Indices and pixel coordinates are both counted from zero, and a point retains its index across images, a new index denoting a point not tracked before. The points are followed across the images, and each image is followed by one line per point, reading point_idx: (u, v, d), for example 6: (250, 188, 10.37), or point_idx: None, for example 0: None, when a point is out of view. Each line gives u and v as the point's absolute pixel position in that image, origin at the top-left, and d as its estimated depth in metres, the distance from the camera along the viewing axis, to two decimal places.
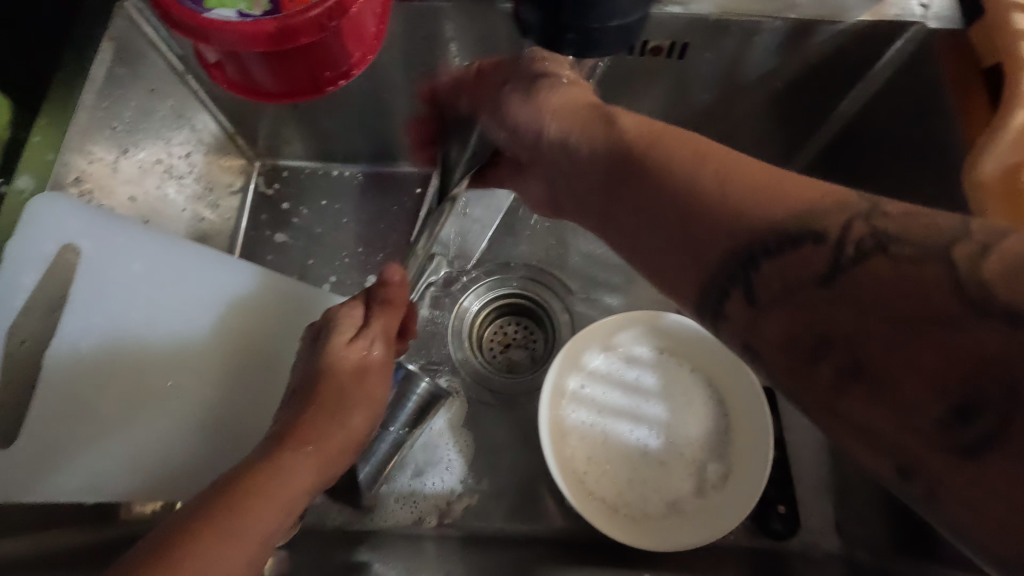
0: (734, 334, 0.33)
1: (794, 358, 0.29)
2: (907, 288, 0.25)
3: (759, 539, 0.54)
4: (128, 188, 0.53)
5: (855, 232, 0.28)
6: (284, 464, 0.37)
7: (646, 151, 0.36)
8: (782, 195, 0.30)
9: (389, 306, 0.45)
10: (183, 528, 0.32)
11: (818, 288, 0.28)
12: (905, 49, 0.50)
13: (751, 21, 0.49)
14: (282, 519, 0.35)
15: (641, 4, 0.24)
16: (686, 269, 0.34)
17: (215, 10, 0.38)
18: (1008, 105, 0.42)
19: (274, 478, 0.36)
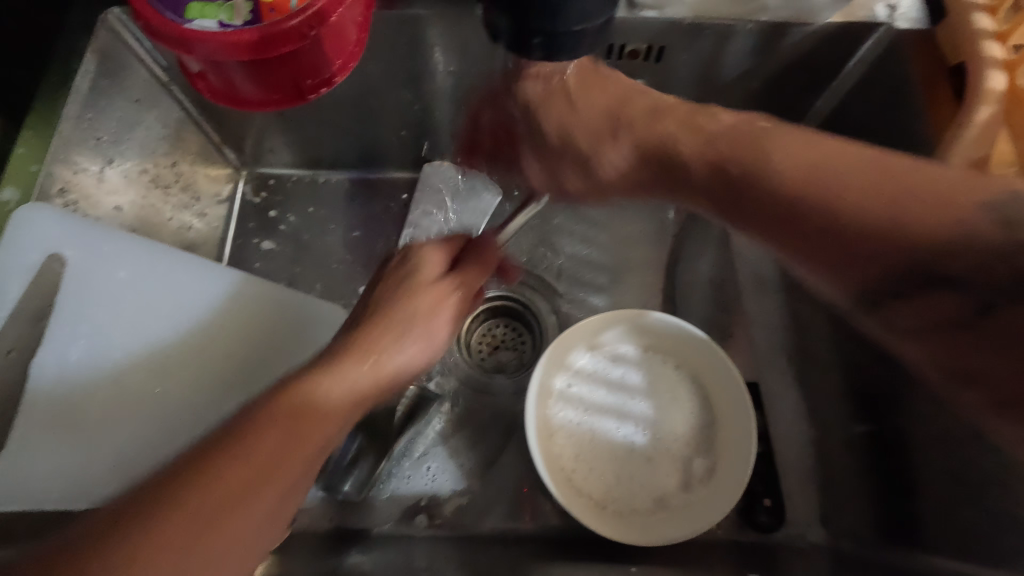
0: (892, 323, 0.40)
1: (931, 339, 0.38)
2: (992, 247, 0.34)
3: (745, 532, 0.55)
4: (114, 198, 0.54)
5: (958, 209, 0.34)
6: (316, 396, 0.36)
7: (736, 159, 0.41)
8: (892, 176, 0.37)
9: (473, 265, 0.45)
10: (203, 451, 0.33)
11: (922, 276, 0.36)
12: (874, 51, 0.51)
13: (724, 23, 0.51)
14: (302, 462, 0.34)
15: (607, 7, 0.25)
16: (838, 276, 0.39)
17: (196, 21, 0.39)
18: (971, 101, 0.43)
19: (304, 416, 0.35)
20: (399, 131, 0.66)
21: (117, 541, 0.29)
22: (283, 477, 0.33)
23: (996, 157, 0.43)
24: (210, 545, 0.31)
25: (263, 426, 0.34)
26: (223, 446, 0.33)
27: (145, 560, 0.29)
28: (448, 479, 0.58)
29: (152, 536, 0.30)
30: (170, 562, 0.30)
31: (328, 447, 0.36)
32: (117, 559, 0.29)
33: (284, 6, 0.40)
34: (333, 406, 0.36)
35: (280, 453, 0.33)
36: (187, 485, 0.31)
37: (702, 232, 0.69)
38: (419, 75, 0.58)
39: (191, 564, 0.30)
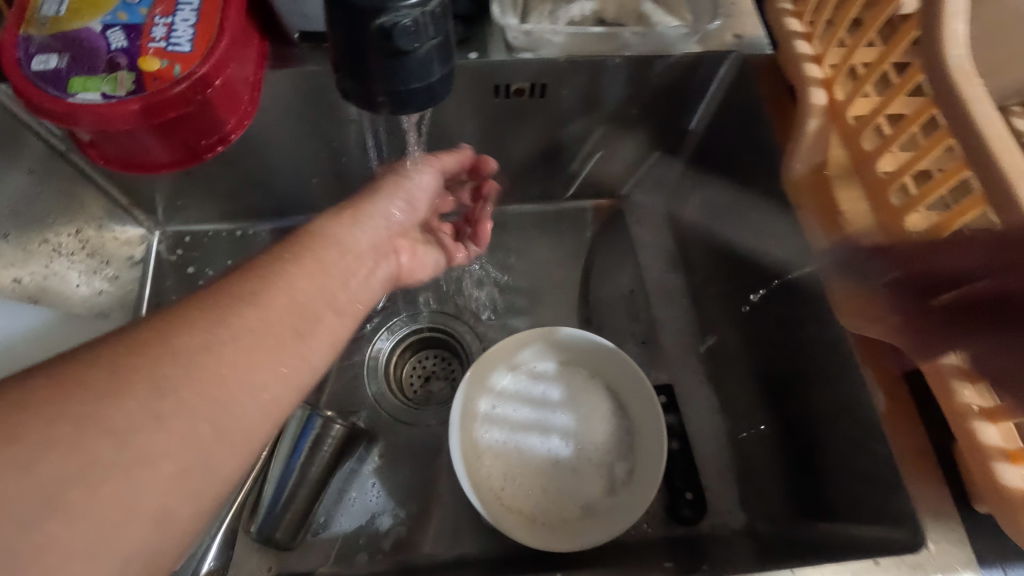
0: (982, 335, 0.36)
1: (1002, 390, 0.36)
2: None
3: (671, 527, 0.58)
4: (12, 270, 0.54)
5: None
6: (261, 270, 0.37)
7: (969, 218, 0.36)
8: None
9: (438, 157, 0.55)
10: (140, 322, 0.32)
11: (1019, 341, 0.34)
12: (730, 74, 0.58)
13: (594, 60, 0.55)
14: (230, 335, 0.33)
15: (441, 67, 0.29)
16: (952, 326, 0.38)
17: (79, 94, 0.41)
18: (800, 117, 0.48)
19: (245, 288, 0.35)
20: (312, 178, 0.67)
21: (157, 327, 0.31)
22: (290, 295, 0.36)
23: (834, 160, 0.47)
24: (234, 322, 0.33)
25: (257, 268, 0.37)
26: (229, 279, 0.36)
27: (173, 337, 0.31)
28: (386, 513, 0.59)
29: (182, 321, 0.32)
30: (200, 335, 0.32)
31: (332, 273, 0.40)
32: (155, 336, 0.31)
33: (167, 75, 0.42)
34: (282, 286, 0.36)
35: (288, 275, 0.37)
36: (212, 294, 0.34)
37: (612, 248, 0.74)
38: (323, 126, 0.60)
39: (218, 338, 0.32)
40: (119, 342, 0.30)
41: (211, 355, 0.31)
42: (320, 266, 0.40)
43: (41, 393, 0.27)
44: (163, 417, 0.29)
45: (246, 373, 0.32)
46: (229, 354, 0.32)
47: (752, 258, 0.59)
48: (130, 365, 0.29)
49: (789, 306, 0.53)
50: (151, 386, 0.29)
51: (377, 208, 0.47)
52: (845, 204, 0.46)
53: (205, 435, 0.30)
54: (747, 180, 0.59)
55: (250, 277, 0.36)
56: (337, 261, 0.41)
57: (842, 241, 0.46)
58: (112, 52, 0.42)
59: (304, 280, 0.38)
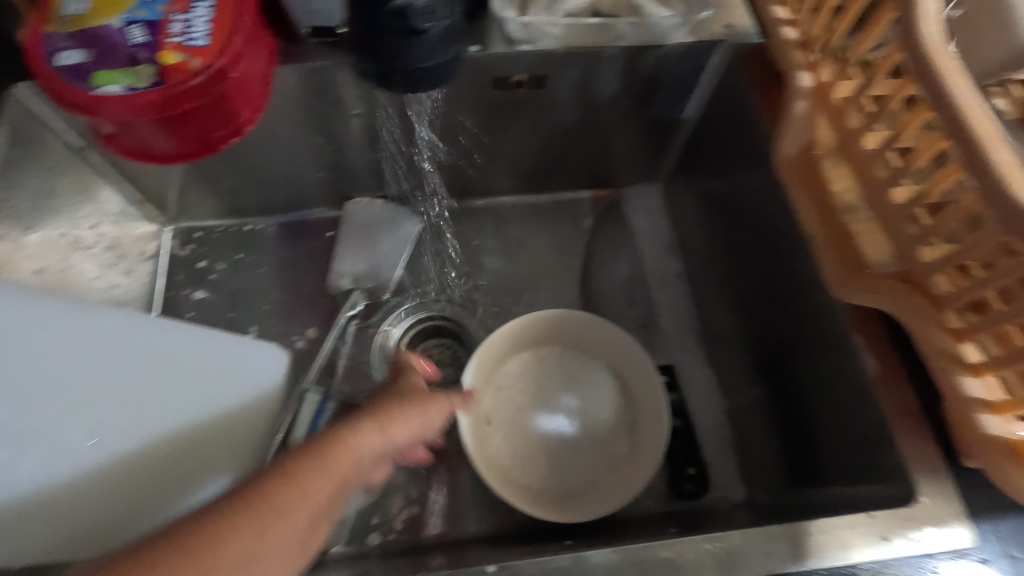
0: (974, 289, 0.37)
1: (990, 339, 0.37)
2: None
3: (675, 501, 0.60)
4: (34, 262, 0.56)
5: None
6: (296, 479, 0.34)
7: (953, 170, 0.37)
8: None
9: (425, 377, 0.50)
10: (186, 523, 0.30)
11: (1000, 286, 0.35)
12: (721, 61, 0.60)
13: (591, 51, 0.57)
14: (262, 554, 0.31)
15: (448, 46, 0.31)
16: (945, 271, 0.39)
17: (103, 87, 0.43)
18: (789, 99, 0.50)
19: (284, 498, 0.33)
20: (318, 172, 0.69)
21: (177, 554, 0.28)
22: (317, 507, 0.34)
23: (820, 139, 0.49)
24: (262, 550, 0.31)
25: (298, 473, 0.34)
26: (254, 484, 0.33)
27: (215, 549, 0.29)
28: (398, 494, 0.61)
29: (221, 530, 0.30)
30: (240, 550, 0.30)
31: (344, 496, 0.37)
32: (199, 542, 0.29)
33: (186, 67, 0.44)
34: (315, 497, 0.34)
35: (315, 486, 0.35)
36: (231, 518, 0.31)
37: (609, 237, 0.76)
38: (329, 122, 0.62)
39: (250, 554, 0.30)
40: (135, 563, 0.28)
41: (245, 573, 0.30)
42: (338, 483, 0.36)
43: None
44: None
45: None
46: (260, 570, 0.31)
47: (744, 238, 0.61)
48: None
49: (780, 281, 0.55)
50: None
51: (401, 424, 0.42)
52: (833, 182, 0.48)
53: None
54: (736, 164, 0.61)
55: (270, 491, 0.33)
56: (354, 474, 0.37)
57: (831, 216, 0.48)
58: (132, 47, 0.44)
59: (327, 495, 0.35)
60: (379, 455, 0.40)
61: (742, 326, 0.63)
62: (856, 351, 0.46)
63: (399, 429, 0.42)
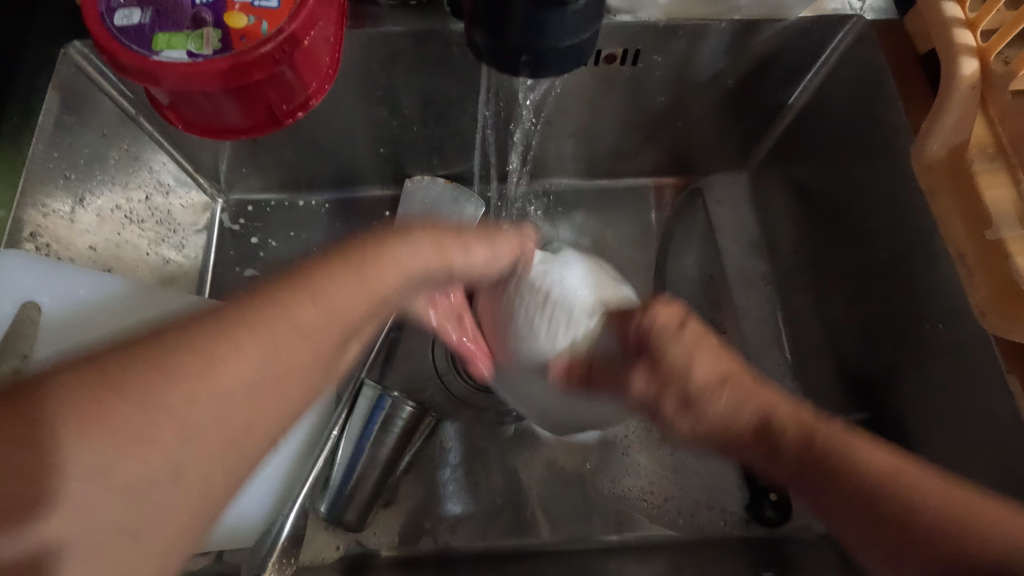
0: None
1: None
2: None
3: (752, 527, 0.56)
4: (87, 237, 0.53)
5: None
6: (317, 281, 0.32)
7: None
8: None
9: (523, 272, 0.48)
10: (204, 320, 0.28)
11: None
12: (846, 41, 0.52)
13: (698, 24, 0.50)
14: (253, 362, 0.28)
15: (585, 25, 0.29)
16: None
17: (164, 52, 0.38)
18: (945, 92, 0.43)
19: (298, 296, 0.30)
20: (377, 148, 0.64)
21: (184, 341, 0.27)
22: (340, 310, 0.32)
23: (976, 140, 0.42)
24: (276, 359, 0.28)
25: (322, 277, 0.32)
26: (270, 288, 0.30)
27: (220, 348, 0.27)
28: (455, 499, 0.57)
29: (232, 329, 0.28)
30: (246, 368, 0.28)
31: (378, 302, 0.35)
32: (200, 346, 0.27)
33: (255, 33, 0.39)
34: (336, 300, 0.32)
35: (329, 289, 0.32)
36: (242, 315, 0.28)
37: (685, 231, 0.69)
38: (394, 94, 0.57)
39: (258, 374, 0.28)
40: (152, 339, 0.27)
41: (244, 391, 0.27)
42: (369, 292, 0.33)
43: (67, 425, 0.24)
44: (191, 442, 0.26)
45: (272, 412, 0.29)
46: (257, 380, 0.28)
47: (855, 247, 0.53)
48: (175, 395, 0.26)
49: (901, 298, 0.49)
50: (182, 426, 0.26)
51: (461, 252, 0.41)
52: (984, 190, 0.41)
53: (249, 431, 0.28)
54: (851, 160, 0.53)
55: (266, 304, 0.29)
56: (386, 293, 0.35)
57: (981, 232, 0.41)
58: (196, 8, 0.39)
59: (356, 298, 0.33)
60: (429, 274, 0.39)
61: (840, 342, 0.56)
62: (1012, 397, 0.40)
63: (457, 254, 0.40)
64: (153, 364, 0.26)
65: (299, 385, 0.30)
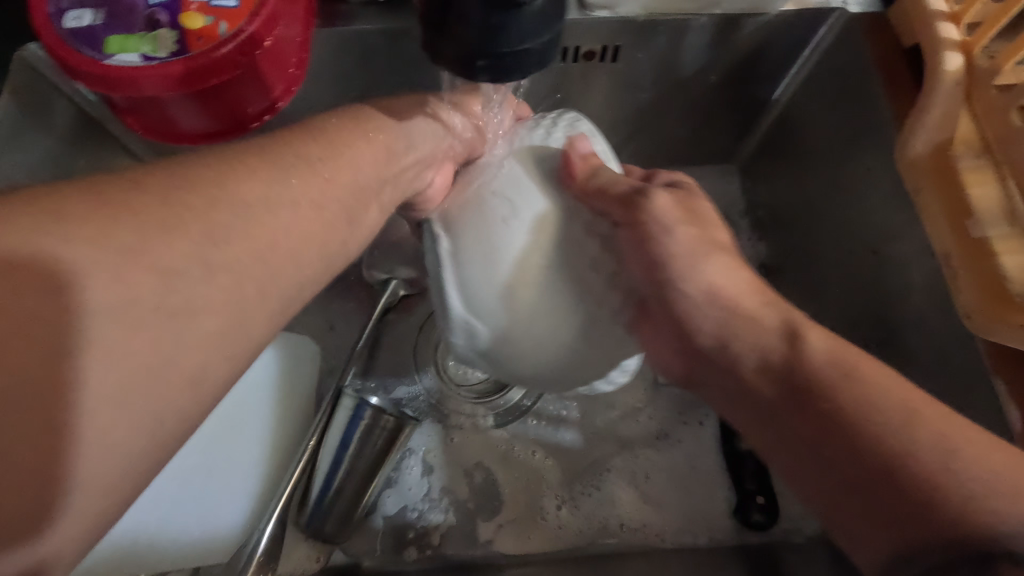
0: None
1: None
2: None
3: (744, 533, 0.55)
4: None
5: None
6: (346, 156, 0.36)
7: None
8: None
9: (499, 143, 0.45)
10: (236, 148, 0.31)
11: None
12: (830, 34, 0.51)
13: (677, 18, 0.49)
14: (286, 199, 0.31)
15: (539, 28, 0.28)
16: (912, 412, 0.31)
17: (116, 56, 0.36)
18: (929, 85, 0.42)
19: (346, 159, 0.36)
20: None
21: (224, 161, 0.30)
22: (359, 168, 0.36)
23: (959, 138, 0.42)
24: (295, 198, 0.31)
25: (349, 144, 0.36)
26: (292, 141, 0.34)
27: (235, 179, 0.29)
28: (440, 508, 0.56)
29: (271, 158, 0.32)
30: (298, 220, 0.31)
31: (391, 171, 0.39)
32: (219, 165, 0.29)
33: (213, 34, 0.37)
34: (360, 156, 0.36)
35: (353, 156, 0.36)
36: (274, 147, 0.32)
37: None
38: (370, 94, 0.55)
39: (283, 193, 0.31)
40: (164, 167, 0.29)
41: (282, 215, 0.30)
42: (387, 162, 0.39)
43: (83, 205, 0.25)
44: (211, 274, 0.27)
45: (300, 228, 0.31)
46: (286, 214, 0.30)
47: (841, 245, 0.52)
48: (225, 237, 0.27)
49: (888, 300, 0.48)
50: (203, 229, 0.27)
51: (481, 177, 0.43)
52: (972, 187, 0.40)
53: (273, 292, 0.30)
54: (837, 156, 0.52)
55: (290, 150, 0.33)
56: (400, 157, 0.40)
57: (964, 230, 0.40)
58: (151, 9, 0.38)
59: (372, 156, 0.37)
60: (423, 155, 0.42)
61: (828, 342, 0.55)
62: (997, 400, 0.40)
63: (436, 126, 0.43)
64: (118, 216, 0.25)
65: (318, 227, 0.32)
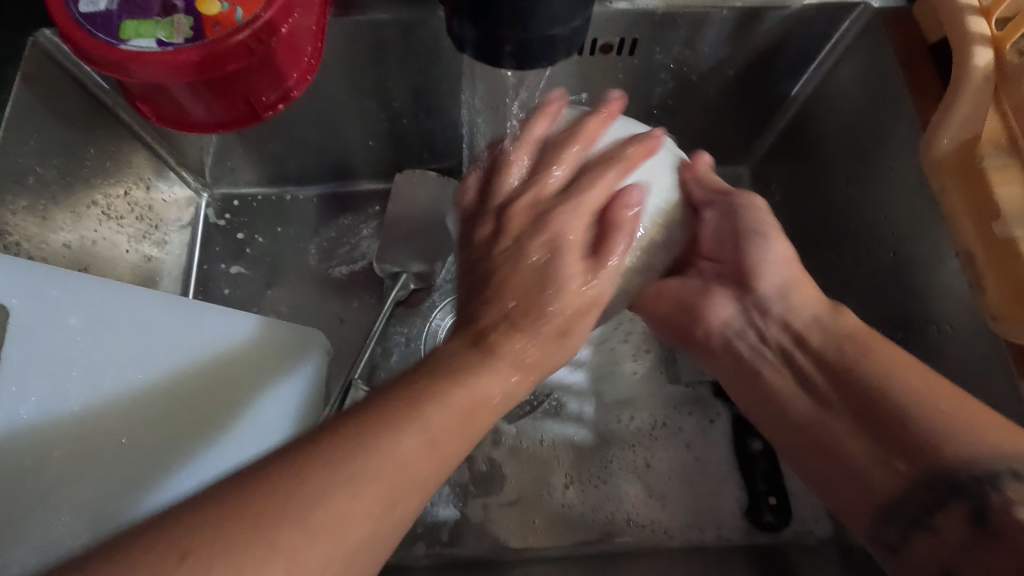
0: None
1: None
2: None
3: (755, 534, 0.54)
4: (61, 234, 0.50)
5: None
6: (417, 412, 0.32)
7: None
8: None
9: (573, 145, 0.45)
10: (339, 424, 0.30)
11: None
12: (852, 29, 0.50)
13: (697, 11, 0.48)
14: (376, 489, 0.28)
15: (569, 15, 0.29)
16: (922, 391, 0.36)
17: (131, 41, 0.36)
18: (957, 81, 0.41)
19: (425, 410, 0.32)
20: (367, 142, 0.62)
21: (317, 460, 0.27)
22: (452, 447, 0.33)
23: (987, 136, 0.40)
24: (381, 466, 0.29)
25: (443, 388, 0.34)
26: (394, 396, 0.33)
27: (338, 467, 0.28)
28: (448, 503, 0.56)
29: (355, 446, 0.29)
30: (380, 489, 0.28)
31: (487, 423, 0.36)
32: (325, 451, 0.28)
33: (229, 20, 0.37)
34: (449, 424, 0.33)
35: (439, 401, 0.33)
36: (370, 422, 0.30)
37: None
38: (383, 85, 0.54)
39: (374, 494, 0.28)
40: (292, 459, 0.27)
41: (367, 484, 0.28)
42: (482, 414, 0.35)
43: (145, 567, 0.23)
44: (305, 550, 0.25)
45: (379, 491, 0.28)
46: (368, 495, 0.28)
47: (859, 244, 0.51)
48: (304, 515, 0.26)
49: (907, 300, 0.47)
50: (302, 532, 0.25)
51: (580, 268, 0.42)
52: (997, 186, 0.39)
53: (371, 541, 0.27)
54: (857, 153, 0.51)
55: (390, 414, 0.31)
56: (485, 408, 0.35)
57: (991, 230, 0.39)
58: None
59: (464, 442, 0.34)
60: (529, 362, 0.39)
61: None
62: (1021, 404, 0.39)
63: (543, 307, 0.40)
64: (272, 492, 0.26)
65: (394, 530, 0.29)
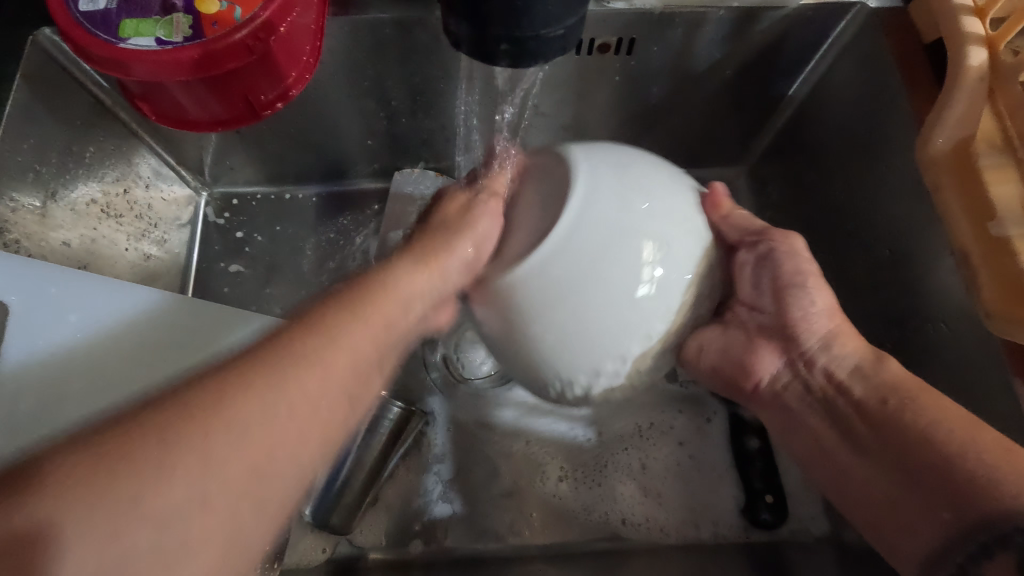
0: None
1: None
2: None
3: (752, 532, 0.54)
4: (60, 232, 0.50)
5: None
6: (339, 342, 0.32)
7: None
8: None
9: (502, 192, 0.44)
10: (226, 369, 0.29)
11: None
12: (849, 29, 0.50)
13: (695, 11, 0.48)
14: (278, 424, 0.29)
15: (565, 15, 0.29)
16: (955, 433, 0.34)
17: (131, 39, 0.36)
18: (951, 80, 0.41)
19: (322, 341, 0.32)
20: (365, 141, 0.62)
21: (199, 399, 0.27)
22: (359, 359, 0.33)
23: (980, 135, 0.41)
24: (290, 403, 0.29)
25: (347, 324, 0.33)
26: (285, 330, 0.32)
27: (227, 403, 0.27)
28: (445, 501, 0.56)
29: (245, 384, 0.28)
30: (290, 433, 0.29)
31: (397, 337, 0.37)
32: (209, 396, 0.27)
33: (228, 19, 0.37)
34: (356, 341, 0.33)
35: (348, 331, 0.33)
36: (264, 359, 0.30)
37: None
38: (381, 85, 0.55)
39: (272, 416, 0.28)
40: (178, 406, 0.27)
41: (273, 425, 0.28)
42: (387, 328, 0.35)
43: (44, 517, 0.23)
44: (207, 500, 0.26)
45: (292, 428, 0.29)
46: (277, 424, 0.28)
47: (856, 243, 0.52)
48: (194, 459, 0.26)
49: (904, 299, 0.47)
50: (200, 468, 0.26)
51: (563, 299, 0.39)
52: (991, 185, 0.40)
53: (274, 470, 0.28)
54: (854, 152, 0.51)
55: (288, 345, 0.31)
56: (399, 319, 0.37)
57: (984, 229, 0.40)
58: None
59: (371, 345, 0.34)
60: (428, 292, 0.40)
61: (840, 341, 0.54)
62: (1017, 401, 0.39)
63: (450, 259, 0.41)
64: (122, 445, 0.25)
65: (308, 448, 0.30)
